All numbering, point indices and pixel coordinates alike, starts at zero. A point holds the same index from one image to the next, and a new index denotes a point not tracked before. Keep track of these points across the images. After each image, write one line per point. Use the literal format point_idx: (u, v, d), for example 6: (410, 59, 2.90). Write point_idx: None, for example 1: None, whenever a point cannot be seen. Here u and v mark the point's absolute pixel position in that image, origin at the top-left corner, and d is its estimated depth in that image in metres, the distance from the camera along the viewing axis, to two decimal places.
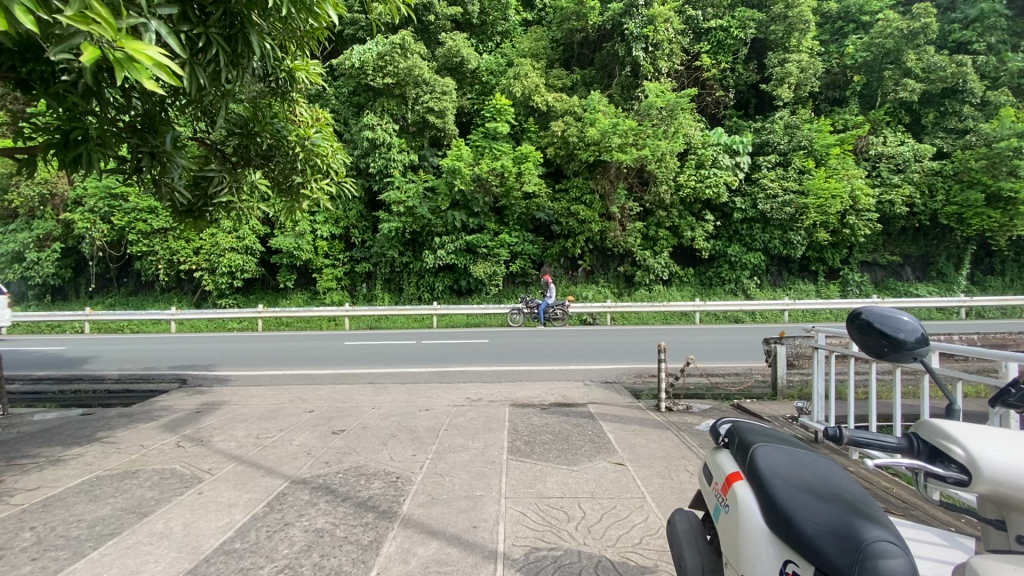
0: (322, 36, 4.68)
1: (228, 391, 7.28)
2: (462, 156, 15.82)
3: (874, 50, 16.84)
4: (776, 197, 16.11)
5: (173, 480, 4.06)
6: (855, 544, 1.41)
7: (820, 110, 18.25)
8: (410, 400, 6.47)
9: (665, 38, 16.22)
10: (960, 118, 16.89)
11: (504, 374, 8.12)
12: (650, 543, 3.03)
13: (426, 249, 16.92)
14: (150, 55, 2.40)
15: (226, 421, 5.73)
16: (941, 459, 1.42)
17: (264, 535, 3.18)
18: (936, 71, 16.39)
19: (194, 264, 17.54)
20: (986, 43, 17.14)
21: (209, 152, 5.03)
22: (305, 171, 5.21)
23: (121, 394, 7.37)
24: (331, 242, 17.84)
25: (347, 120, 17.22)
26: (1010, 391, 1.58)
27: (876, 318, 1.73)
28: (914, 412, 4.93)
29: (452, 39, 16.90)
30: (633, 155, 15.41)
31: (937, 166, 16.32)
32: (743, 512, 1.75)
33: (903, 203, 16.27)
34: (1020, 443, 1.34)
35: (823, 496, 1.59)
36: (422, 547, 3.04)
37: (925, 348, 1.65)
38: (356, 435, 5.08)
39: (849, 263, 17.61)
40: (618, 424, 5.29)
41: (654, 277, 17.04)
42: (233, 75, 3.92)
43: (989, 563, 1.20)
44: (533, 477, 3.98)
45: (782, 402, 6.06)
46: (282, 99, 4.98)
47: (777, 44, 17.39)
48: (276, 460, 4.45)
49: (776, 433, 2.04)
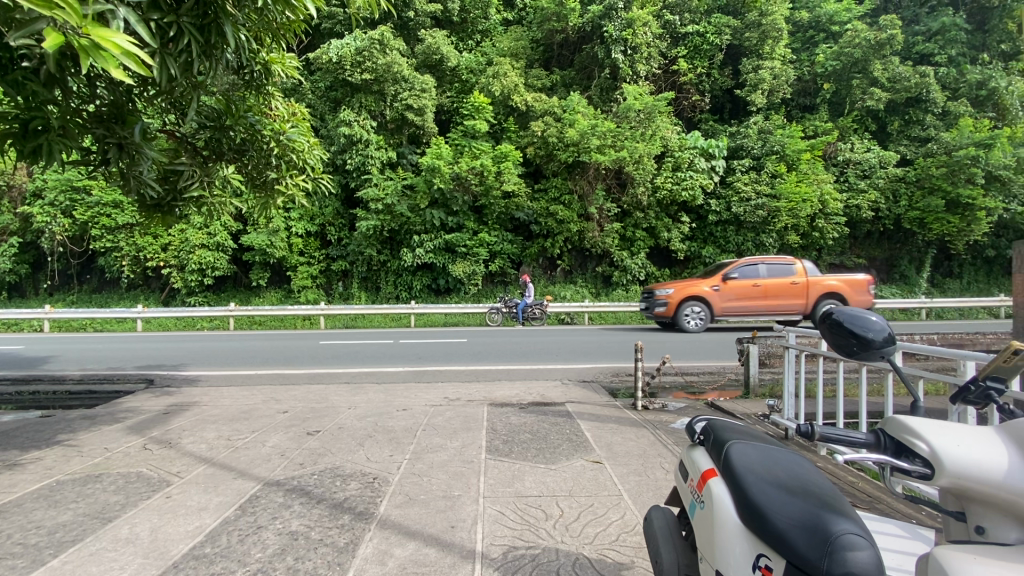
0: (299, 29, 4.60)
1: (198, 392, 7.08)
2: (441, 154, 15.80)
3: (843, 59, 17.34)
4: (749, 200, 16.53)
5: (140, 483, 3.93)
6: (824, 537, 1.46)
7: (792, 116, 18.68)
8: (387, 400, 6.41)
9: (643, 42, 16.45)
10: (922, 126, 17.58)
11: (483, 373, 8.11)
12: (628, 540, 3.07)
13: (405, 248, 16.79)
14: (117, 43, 2.31)
15: (195, 422, 5.57)
16: (906, 454, 1.46)
17: (235, 539, 3.11)
18: (901, 81, 17.01)
19: (161, 261, 17.04)
20: (947, 55, 17.82)
21: (178, 144, 4.84)
22: (280, 167, 5.12)
23: (83, 396, 7.09)
24: (306, 240, 17.68)
25: (323, 116, 17.05)
26: (969, 389, 1.64)
27: (846, 319, 1.79)
28: (879, 410, 5.11)
29: (432, 37, 16.94)
30: (612, 155, 15.52)
31: (901, 173, 16.95)
32: (717, 507, 1.79)
33: (869, 209, 16.86)
34: (986, 439, 1.39)
35: (795, 491, 1.64)
36: (399, 547, 3.01)
37: (892, 347, 1.71)
38: (332, 436, 5.01)
39: (817, 266, 18.24)
40: (595, 423, 5.33)
41: (631, 277, 17.25)
42: (206, 66, 3.82)
43: (950, 550, 1.26)
44: (511, 476, 3.98)
45: (753, 400, 6.21)
46: (256, 92, 4.84)
47: (751, 51, 17.78)
48: (248, 462, 4.34)
49: (749, 430, 2.09)
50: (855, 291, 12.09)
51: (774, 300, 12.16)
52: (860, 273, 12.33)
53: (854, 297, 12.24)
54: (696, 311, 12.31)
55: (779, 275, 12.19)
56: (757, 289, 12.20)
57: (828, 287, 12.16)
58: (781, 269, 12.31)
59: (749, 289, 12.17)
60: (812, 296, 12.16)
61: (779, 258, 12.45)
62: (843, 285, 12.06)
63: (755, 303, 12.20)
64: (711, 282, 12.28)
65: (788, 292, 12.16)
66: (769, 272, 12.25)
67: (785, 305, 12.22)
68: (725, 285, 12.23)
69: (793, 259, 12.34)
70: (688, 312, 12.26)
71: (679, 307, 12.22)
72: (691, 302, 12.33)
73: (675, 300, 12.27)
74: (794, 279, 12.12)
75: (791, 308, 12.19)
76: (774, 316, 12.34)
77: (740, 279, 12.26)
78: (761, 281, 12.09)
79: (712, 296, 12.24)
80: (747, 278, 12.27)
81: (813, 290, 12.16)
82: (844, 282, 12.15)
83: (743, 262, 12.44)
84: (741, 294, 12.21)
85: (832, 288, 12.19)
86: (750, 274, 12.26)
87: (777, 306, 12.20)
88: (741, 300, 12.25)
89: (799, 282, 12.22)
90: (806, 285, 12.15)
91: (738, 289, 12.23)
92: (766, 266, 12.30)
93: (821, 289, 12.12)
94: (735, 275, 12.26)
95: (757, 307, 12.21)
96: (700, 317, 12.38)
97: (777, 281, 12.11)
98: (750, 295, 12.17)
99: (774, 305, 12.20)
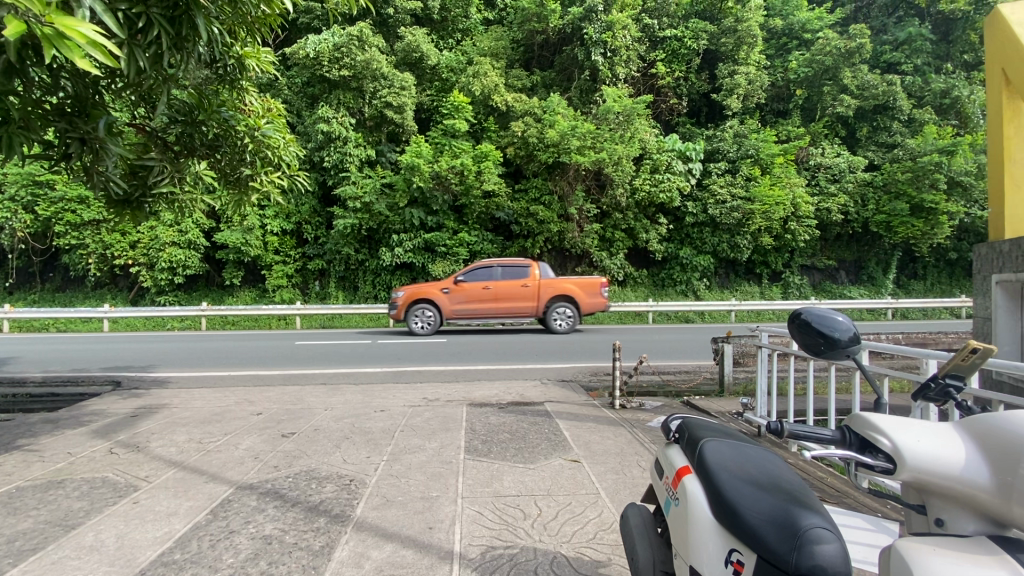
0: (274, 23, 4.53)
1: (168, 394, 6.88)
2: (421, 153, 15.69)
3: (814, 67, 17.82)
4: (724, 203, 16.84)
5: (105, 489, 3.80)
6: (793, 531, 1.51)
7: (766, 121, 19.09)
8: (365, 401, 6.34)
9: (622, 45, 16.67)
10: (889, 133, 18.19)
11: (462, 374, 8.08)
12: (605, 538, 3.10)
13: (383, 247, 16.60)
14: (83, 31, 2.20)
15: (165, 425, 5.41)
16: (869, 450, 1.50)
17: (206, 544, 3.03)
18: (869, 89, 17.61)
19: (129, 260, 16.50)
20: (913, 64, 18.49)
21: (148, 139, 4.70)
22: (254, 163, 4.99)
23: (45, 399, 6.82)
24: (281, 238, 17.35)
25: (300, 112, 16.86)
26: (929, 386, 1.70)
27: (813, 319, 1.84)
28: (846, 407, 5.28)
29: (412, 35, 16.84)
30: (591, 157, 15.60)
31: (869, 177, 17.54)
32: (691, 504, 1.82)
33: (839, 212, 17.41)
34: (946, 433, 1.43)
35: (765, 487, 1.68)
36: (376, 550, 2.98)
37: (856, 346, 1.77)
38: (307, 438, 4.92)
39: (790, 267, 18.72)
40: (574, 422, 5.38)
41: (610, 278, 17.41)
42: (177, 59, 3.72)
43: (911, 542, 1.31)
44: (489, 476, 3.98)
45: (727, 398, 6.35)
46: (230, 86, 4.72)
47: (727, 56, 18.14)
48: (221, 466, 4.24)
49: (722, 428, 2.13)
50: (584, 293, 12.69)
51: (503, 302, 12.56)
52: (592, 275, 12.91)
53: (582, 298, 12.73)
54: (426, 314, 12.56)
55: (510, 278, 12.64)
56: (487, 292, 12.55)
57: (556, 288, 12.65)
58: (516, 271, 12.75)
59: (478, 292, 12.52)
60: (541, 296, 12.60)
61: (517, 261, 12.89)
62: (571, 287, 12.60)
63: (485, 305, 12.55)
64: (443, 285, 12.56)
65: (517, 294, 12.58)
66: (502, 274, 12.69)
67: (515, 306, 12.62)
68: (454, 287, 12.54)
69: (526, 261, 12.88)
70: (416, 314, 12.41)
71: (408, 309, 12.46)
72: (422, 304, 12.55)
73: (405, 301, 12.48)
74: (523, 282, 12.57)
75: (520, 309, 12.57)
76: (506, 318, 12.69)
77: (470, 281, 12.63)
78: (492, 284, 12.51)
79: (440, 298, 12.49)
80: (476, 280, 12.62)
81: (542, 291, 12.60)
82: (575, 285, 12.70)
83: (479, 265, 12.77)
84: (470, 297, 12.52)
85: (563, 289, 12.69)
86: (481, 277, 12.62)
87: (506, 307, 12.58)
88: (471, 303, 12.57)
89: (527, 285, 12.63)
90: (539, 288, 12.63)
91: (469, 291, 12.55)
92: (500, 267, 12.76)
93: (551, 290, 12.58)
94: (466, 278, 12.61)
95: (487, 309, 12.55)
96: (430, 321, 12.55)
97: (507, 284, 12.56)
98: (480, 297, 12.50)
99: (501, 307, 12.58)
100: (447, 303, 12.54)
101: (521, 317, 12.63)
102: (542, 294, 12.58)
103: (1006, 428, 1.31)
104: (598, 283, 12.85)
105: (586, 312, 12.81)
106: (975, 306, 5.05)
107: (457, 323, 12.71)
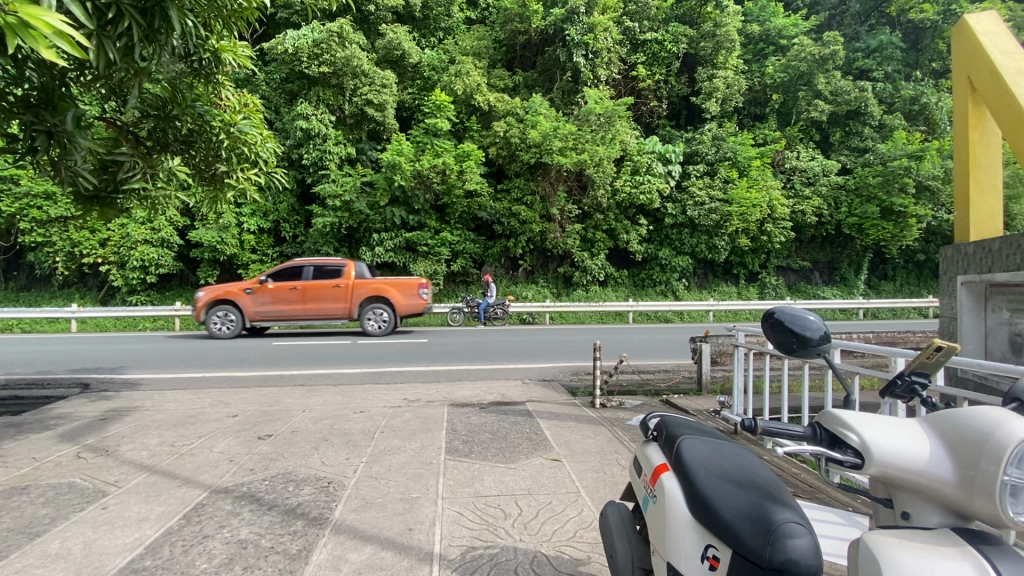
0: (252, 18, 4.45)
1: (139, 396, 6.69)
2: (402, 151, 15.53)
3: (790, 72, 18.23)
4: (703, 205, 17.10)
5: (72, 495, 3.67)
6: (766, 525, 1.54)
7: (743, 125, 19.45)
8: (344, 402, 6.26)
9: (604, 47, 16.79)
10: (861, 137, 18.71)
11: (443, 374, 8.04)
12: (584, 536, 3.12)
13: (364, 246, 16.42)
14: (48, 21, 2.10)
15: (135, 428, 5.26)
16: (839, 445, 1.52)
17: (179, 550, 2.95)
18: (842, 95, 18.11)
19: (99, 258, 16.00)
20: (884, 71, 19.05)
21: (119, 133, 4.55)
22: (231, 160, 4.90)
23: (8, 402, 6.57)
24: (258, 236, 17.04)
25: (278, 108, 16.65)
26: (897, 383, 1.74)
27: (786, 319, 1.87)
28: (819, 404, 5.41)
29: (393, 32, 16.68)
30: (573, 158, 15.68)
31: (842, 181, 18.00)
32: (670, 501, 1.84)
33: (813, 214, 17.85)
34: (912, 428, 1.44)
35: (740, 483, 1.71)
36: (354, 552, 2.95)
37: (826, 345, 1.81)
38: (284, 440, 4.84)
39: (766, 268, 19.13)
40: (554, 421, 5.39)
41: (591, 278, 17.55)
42: (150, 51, 3.64)
43: (877, 536, 1.34)
44: (470, 476, 3.97)
45: (705, 397, 6.45)
46: (205, 81, 4.59)
47: (706, 60, 18.42)
48: (194, 469, 4.14)
49: (698, 425, 2.16)
50: (398, 293, 12.43)
51: (312, 302, 12.21)
52: (408, 276, 12.63)
53: (399, 299, 12.46)
54: (228, 317, 12.18)
55: (321, 278, 12.33)
56: (295, 292, 12.22)
57: (369, 288, 12.39)
58: (329, 271, 12.44)
59: (285, 293, 12.17)
60: (353, 297, 12.32)
61: (332, 260, 12.57)
62: (385, 287, 12.34)
63: (295, 306, 12.23)
64: (247, 285, 12.19)
65: (328, 294, 12.27)
66: (314, 273, 12.36)
67: (325, 307, 12.29)
68: (259, 288, 12.17)
69: (344, 261, 12.55)
70: (217, 315, 12.04)
71: (208, 310, 12.08)
72: (225, 306, 12.18)
73: (206, 302, 12.11)
74: (335, 282, 12.25)
75: (330, 311, 12.28)
76: (319, 319, 12.37)
77: (280, 281, 12.30)
78: (299, 284, 12.18)
79: (244, 299, 12.13)
80: (284, 281, 12.29)
81: (354, 292, 12.32)
82: (389, 285, 12.44)
83: (291, 264, 12.43)
84: (275, 298, 12.17)
85: (375, 290, 12.43)
86: (290, 277, 12.31)
87: (317, 308, 12.24)
88: (278, 304, 12.23)
89: (338, 286, 12.31)
90: (350, 289, 12.34)
91: (275, 292, 12.20)
92: (313, 267, 12.45)
93: (365, 290, 12.31)
94: (273, 278, 12.26)
95: (297, 311, 12.22)
96: (232, 323, 12.19)
97: (316, 285, 12.21)
98: (287, 297, 12.15)
99: (309, 308, 12.25)
100: (252, 304, 12.17)
101: (333, 318, 12.34)
102: (353, 295, 12.30)
103: (967, 423, 1.32)
104: (416, 285, 12.59)
105: (404, 314, 12.54)
106: (941, 306, 5.22)
107: (265, 325, 12.35)
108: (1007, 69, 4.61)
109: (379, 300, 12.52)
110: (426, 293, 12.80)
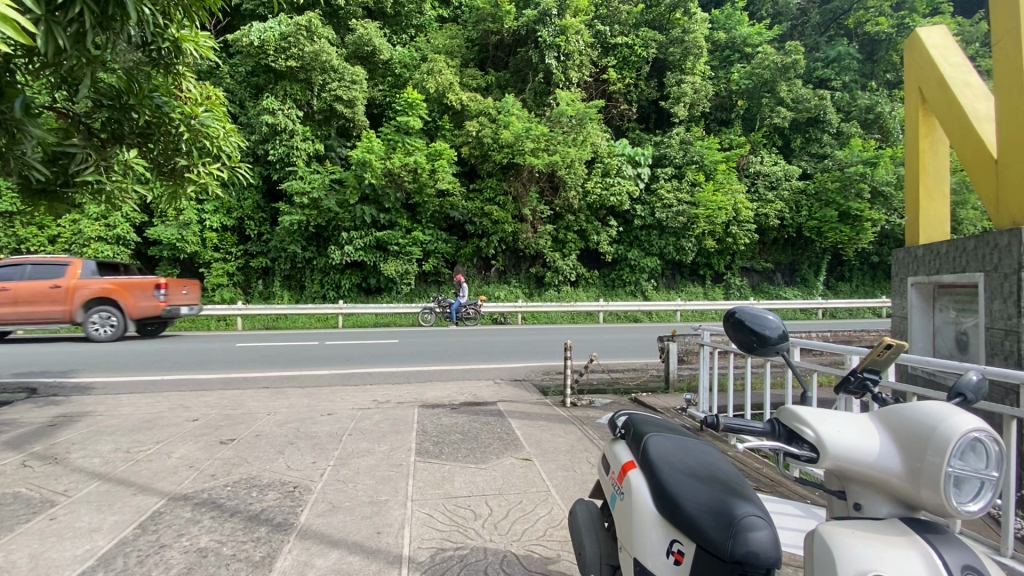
0: (214, 7, 4.24)
1: (92, 400, 6.38)
2: (372, 148, 15.27)
3: (754, 79, 18.80)
4: (671, 207, 17.45)
5: (16, 506, 3.47)
6: (728, 519, 1.58)
7: (710, 129, 19.96)
8: (311, 404, 6.12)
9: (575, 50, 16.92)
10: (820, 144, 19.47)
11: (414, 375, 7.95)
12: (554, 534, 3.14)
13: (332, 245, 16.09)
14: None
15: (87, 434, 5.01)
16: (796, 440, 1.55)
17: (134, 560, 2.83)
18: (803, 102, 18.81)
19: (48, 255, 15.16)
20: (841, 81, 19.89)
21: (69, 124, 4.33)
22: (192, 154, 4.72)
23: None
24: (221, 234, 16.53)
25: (243, 102, 16.24)
26: (850, 379, 1.79)
27: (746, 318, 1.92)
28: (780, 401, 5.60)
29: (364, 28, 16.41)
30: (545, 159, 15.76)
31: (802, 186, 18.66)
32: (636, 498, 1.87)
33: (776, 217, 18.46)
34: (863, 423, 1.49)
35: (703, 479, 1.75)
36: (321, 558, 2.88)
37: (785, 343, 1.85)
38: (248, 444, 4.70)
39: (731, 269, 19.72)
40: (525, 421, 5.41)
41: (562, 278, 17.70)
42: (102, 39, 3.49)
43: (832, 527, 1.39)
44: (440, 478, 3.94)
45: (672, 394, 6.58)
46: (164, 71, 4.37)
47: (674, 65, 18.79)
48: (151, 476, 3.97)
49: (665, 423, 2.20)
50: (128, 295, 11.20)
51: (23, 305, 10.82)
52: (143, 275, 11.60)
53: (126, 302, 11.22)
54: None
55: (34, 279, 10.94)
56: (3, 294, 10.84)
57: (96, 290, 11.08)
58: (48, 271, 11.04)
59: None
60: (75, 298, 10.91)
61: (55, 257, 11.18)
62: (108, 287, 11.01)
63: (2, 310, 10.80)
64: None
65: (44, 296, 10.85)
66: (31, 274, 10.97)
67: (39, 311, 10.89)
68: None
69: (70, 259, 11.14)
70: None
71: None
72: None
73: None
74: (53, 282, 10.87)
75: (42, 315, 10.91)
76: (32, 324, 10.96)
77: None
78: (9, 284, 10.84)
79: None
80: None
81: (77, 293, 10.92)
82: (117, 288, 11.14)
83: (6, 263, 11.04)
84: None
85: (106, 291, 11.16)
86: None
87: (28, 311, 10.84)
88: None
89: (56, 286, 10.92)
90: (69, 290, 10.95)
91: None
92: (34, 266, 11.04)
93: (86, 292, 10.97)
94: None
95: (4, 314, 10.80)
96: None
97: (26, 286, 10.82)
98: None
99: (18, 312, 10.86)
100: None
101: (47, 323, 10.95)
102: (72, 297, 10.92)
103: (915, 416, 1.38)
104: (151, 285, 11.60)
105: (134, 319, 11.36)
106: (893, 306, 5.47)
107: None
108: (954, 82, 4.86)
109: (110, 301, 11.27)
110: (166, 293, 11.84)
